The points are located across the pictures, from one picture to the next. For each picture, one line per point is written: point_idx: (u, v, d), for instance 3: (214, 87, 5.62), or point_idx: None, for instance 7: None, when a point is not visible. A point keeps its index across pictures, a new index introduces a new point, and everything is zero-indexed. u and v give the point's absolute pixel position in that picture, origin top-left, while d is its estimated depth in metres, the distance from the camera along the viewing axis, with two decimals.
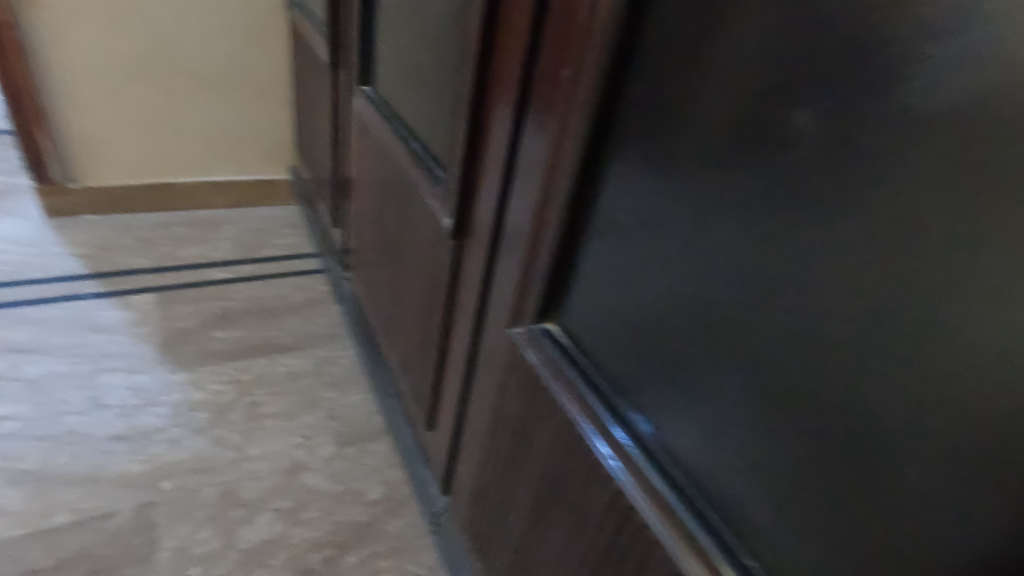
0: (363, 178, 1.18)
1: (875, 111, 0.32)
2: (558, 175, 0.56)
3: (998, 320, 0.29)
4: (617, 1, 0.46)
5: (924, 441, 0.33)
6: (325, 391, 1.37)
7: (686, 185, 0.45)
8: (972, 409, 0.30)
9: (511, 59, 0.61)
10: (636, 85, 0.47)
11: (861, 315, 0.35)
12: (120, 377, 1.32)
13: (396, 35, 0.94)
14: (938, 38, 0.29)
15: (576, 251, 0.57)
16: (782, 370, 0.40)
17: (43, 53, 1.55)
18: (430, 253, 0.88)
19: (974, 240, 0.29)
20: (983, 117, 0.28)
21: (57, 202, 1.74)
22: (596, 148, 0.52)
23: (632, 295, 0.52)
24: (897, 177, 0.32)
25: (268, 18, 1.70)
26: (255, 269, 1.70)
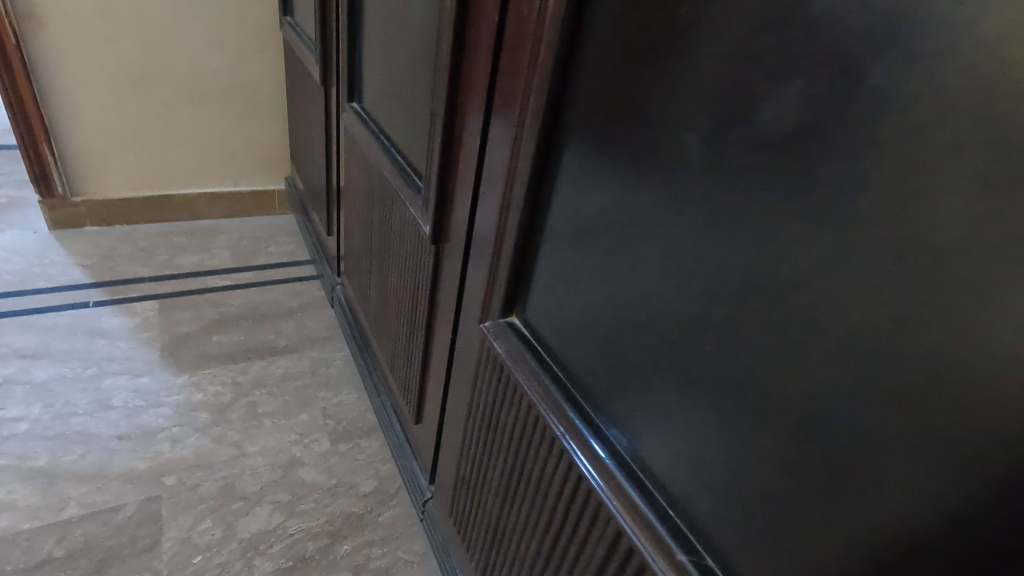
0: (352, 188, 1.25)
1: (742, 137, 0.39)
2: (514, 186, 0.63)
3: (903, 344, 0.33)
4: (553, 37, 0.54)
5: (846, 450, 0.36)
6: (319, 390, 1.43)
7: (614, 195, 0.52)
8: (884, 422, 0.34)
9: (475, 83, 0.69)
10: (573, 109, 0.55)
11: (789, 337, 0.39)
12: (124, 380, 1.39)
13: (379, 57, 1.02)
14: (779, 79, 0.37)
15: (533, 254, 0.65)
16: (694, 354, 0.47)
17: (46, 73, 1.62)
18: (413, 258, 0.95)
19: (883, 274, 0.33)
20: (874, 164, 0.32)
21: (61, 214, 1.81)
22: (545, 164, 0.59)
23: (580, 292, 0.59)
24: (816, 216, 0.36)
25: (262, 35, 1.78)
26: (252, 276, 1.78)
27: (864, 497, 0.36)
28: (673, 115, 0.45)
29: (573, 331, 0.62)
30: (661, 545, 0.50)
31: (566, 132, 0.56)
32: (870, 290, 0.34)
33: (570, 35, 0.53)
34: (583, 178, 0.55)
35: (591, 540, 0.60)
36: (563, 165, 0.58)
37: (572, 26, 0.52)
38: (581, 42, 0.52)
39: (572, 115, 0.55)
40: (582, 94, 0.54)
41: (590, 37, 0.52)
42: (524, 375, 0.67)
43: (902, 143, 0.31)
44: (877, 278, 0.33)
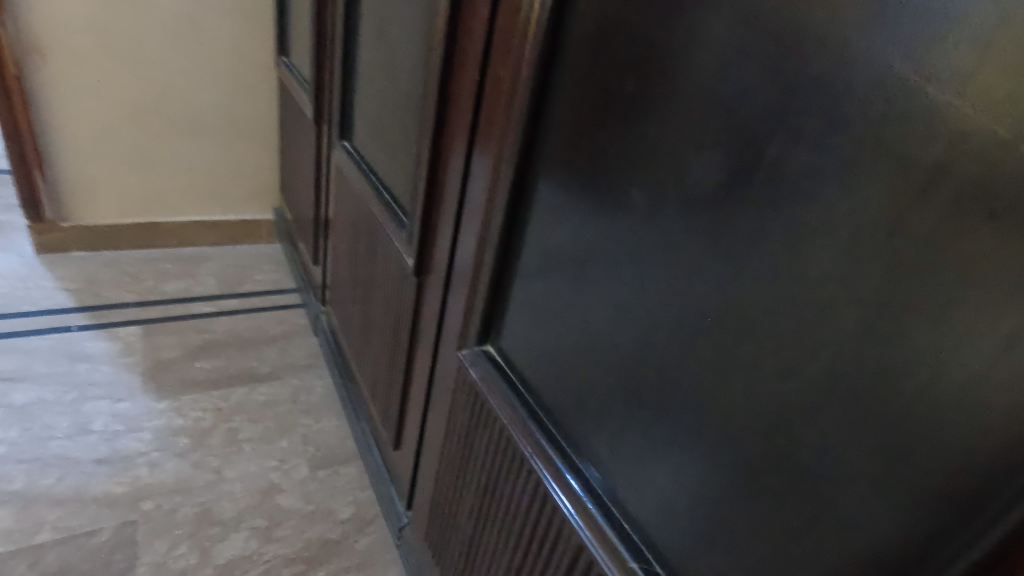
0: (340, 220, 1.31)
1: (679, 190, 0.46)
2: (491, 224, 0.69)
3: (832, 376, 0.37)
4: (522, 97, 0.60)
5: (789, 473, 0.40)
6: (301, 417, 1.46)
7: (577, 235, 0.58)
8: (818, 445, 0.38)
9: (456, 131, 0.76)
10: (541, 158, 0.62)
11: (733, 372, 0.44)
12: (104, 404, 1.40)
13: (369, 99, 1.09)
14: (705, 143, 0.43)
15: (506, 287, 0.71)
16: (645, 381, 0.52)
17: (44, 103, 1.67)
18: (396, 289, 1.01)
19: (816, 316, 0.38)
20: (801, 218, 0.38)
21: (48, 239, 1.84)
22: (517, 206, 0.66)
23: (549, 322, 0.65)
24: (755, 265, 0.41)
25: (257, 72, 1.85)
26: (237, 303, 1.81)
27: (789, 505, 0.41)
28: (623, 169, 0.51)
29: (541, 358, 0.67)
30: (618, 558, 0.55)
31: (535, 179, 0.63)
32: (804, 329, 0.38)
33: (539, 95, 0.60)
34: (549, 221, 0.62)
35: (558, 557, 0.64)
36: (532, 207, 0.64)
37: (541, 89, 0.59)
38: (548, 102, 0.59)
39: (540, 164, 0.62)
40: (549, 147, 0.60)
41: (554, 97, 0.59)
42: (497, 399, 0.72)
43: (818, 205, 0.36)
44: (814, 320, 0.38)
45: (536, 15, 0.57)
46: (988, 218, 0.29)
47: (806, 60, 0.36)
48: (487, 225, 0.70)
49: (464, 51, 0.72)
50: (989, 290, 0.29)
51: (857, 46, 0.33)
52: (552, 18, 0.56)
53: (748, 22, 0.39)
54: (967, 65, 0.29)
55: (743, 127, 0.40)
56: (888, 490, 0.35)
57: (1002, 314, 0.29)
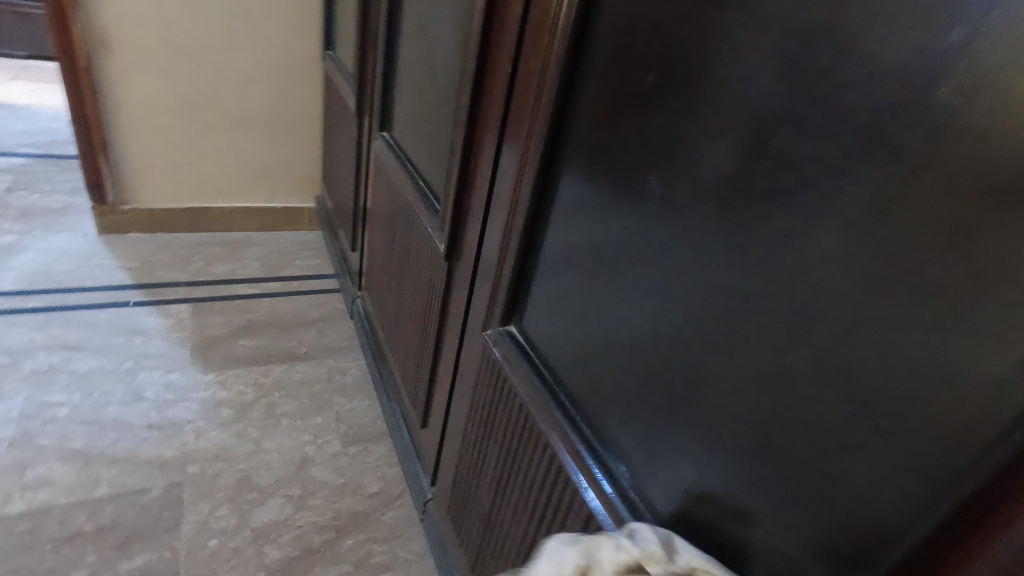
0: (377, 209, 1.37)
1: (691, 180, 0.48)
2: (517, 213, 0.73)
3: (824, 356, 0.39)
4: (550, 92, 0.64)
5: (783, 450, 0.43)
6: (335, 396, 1.53)
7: (597, 221, 0.61)
8: (809, 421, 0.41)
9: (488, 123, 0.79)
10: (565, 150, 0.65)
11: (735, 353, 0.46)
12: (157, 375, 1.50)
13: (408, 93, 1.14)
14: (714, 136, 0.46)
15: (529, 271, 0.74)
16: (656, 362, 0.55)
17: (110, 93, 1.78)
18: (427, 274, 1.06)
19: (811, 298, 0.40)
20: (802, 206, 0.40)
21: (109, 220, 1.96)
22: (542, 193, 0.69)
23: (569, 306, 0.68)
24: (758, 251, 0.43)
25: (304, 67, 1.93)
26: (278, 287, 1.90)
27: (785, 475, 0.43)
28: (639, 160, 0.54)
29: (560, 339, 0.70)
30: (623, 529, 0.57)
31: (560, 168, 0.66)
32: (801, 311, 0.41)
33: (566, 88, 0.63)
34: (572, 207, 0.65)
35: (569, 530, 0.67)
36: (557, 194, 0.67)
37: (568, 81, 0.62)
38: (573, 97, 0.62)
39: (565, 153, 0.65)
40: (573, 137, 0.63)
41: (579, 92, 0.62)
42: (518, 378, 0.75)
43: (817, 194, 0.39)
44: (810, 303, 0.40)
45: (565, 11, 0.60)
46: (972, 199, 0.31)
47: (811, 53, 0.38)
48: (514, 211, 0.73)
49: (498, 48, 0.76)
50: (969, 267, 0.31)
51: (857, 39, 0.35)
52: (580, 14, 0.59)
53: (759, 18, 0.41)
54: (957, 53, 0.31)
55: (751, 116, 0.42)
56: (879, 459, 0.36)
57: (981, 288, 0.31)
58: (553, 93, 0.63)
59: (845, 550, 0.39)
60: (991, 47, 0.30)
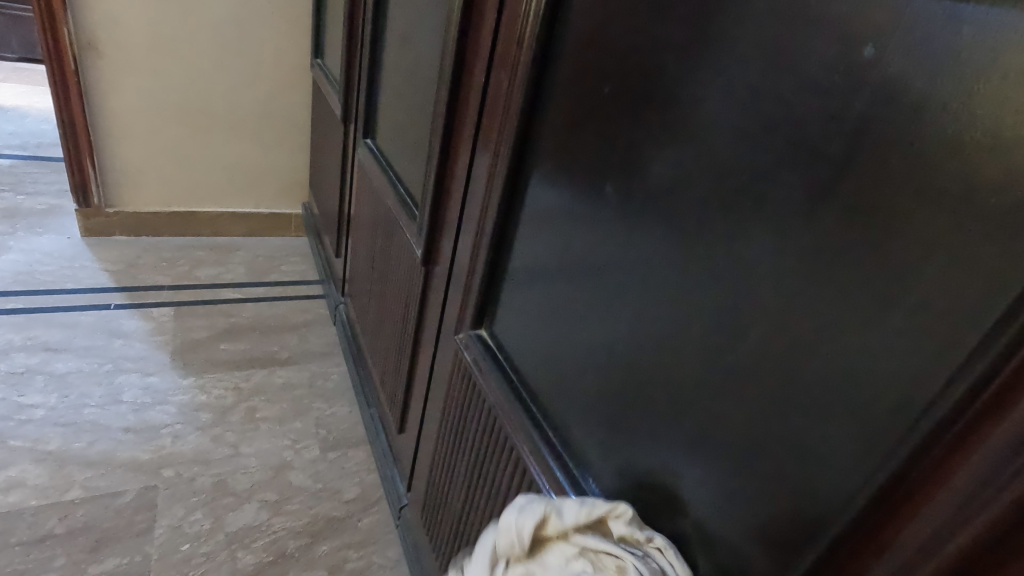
0: (360, 215, 1.38)
1: (645, 185, 0.50)
2: (488, 217, 0.74)
3: (761, 352, 0.41)
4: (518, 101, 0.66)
5: (724, 444, 0.44)
6: (315, 401, 1.53)
7: (562, 227, 0.62)
8: (748, 415, 0.42)
9: (463, 131, 0.81)
10: (533, 157, 0.67)
11: (683, 351, 0.48)
12: (136, 378, 1.49)
13: (391, 101, 1.16)
14: (666, 143, 0.48)
15: (501, 275, 0.75)
16: (613, 363, 0.56)
17: (97, 95, 1.79)
18: (405, 279, 1.07)
19: (751, 297, 0.42)
20: (742, 208, 0.42)
21: (94, 223, 1.96)
22: (512, 198, 0.70)
23: (536, 309, 0.69)
24: (704, 252, 0.45)
25: (294, 74, 1.95)
26: (263, 292, 1.90)
27: (735, 469, 0.43)
28: (599, 166, 0.56)
29: (529, 343, 0.71)
30: None
31: (529, 172, 0.67)
32: (741, 310, 0.42)
33: (534, 96, 0.64)
34: (540, 212, 0.66)
35: None
36: (526, 197, 0.69)
37: (536, 90, 0.64)
38: (540, 106, 0.64)
39: (534, 158, 0.66)
40: (541, 143, 0.65)
41: (546, 102, 0.64)
42: (487, 380, 0.76)
43: (755, 197, 0.41)
44: (750, 302, 0.42)
45: (533, 21, 0.62)
46: (888, 199, 0.33)
47: (757, 61, 0.40)
48: (486, 216, 0.75)
49: (473, 57, 0.78)
50: (886, 262, 0.33)
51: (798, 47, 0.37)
52: (548, 24, 0.61)
53: (707, 28, 0.43)
54: (878, 61, 0.33)
55: (700, 121, 0.44)
56: (821, 448, 0.37)
57: (896, 282, 0.33)
58: (521, 102, 0.65)
59: (780, 538, 0.40)
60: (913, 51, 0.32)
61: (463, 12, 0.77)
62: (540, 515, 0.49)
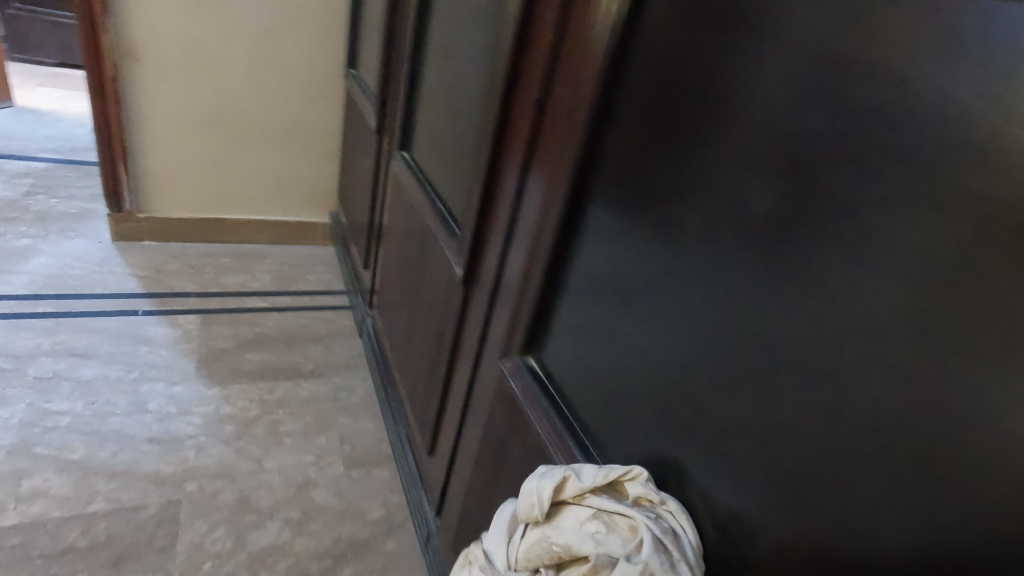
0: (393, 227, 1.36)
1: (713, 203, 0.48)
2: (542, 240, 0.70)
3: (841, 385, 0.38)
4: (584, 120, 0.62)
5: (790, 479, 0.42)
6: (340, 415, 1.50)
7: (626, 251, 0.58)
8: (822, 451, 0.39)
9: (514, 149, 0.78)
10: (596, 179, 0.63)
11: (751, 379, 0.45)
12: (161, 386, 1.47)
13: (431, 113, 1.13)
14: (741, 160, 0.45)
15: (555, 300, 0.71)
16: (678, 397, 0.52)
17: (133, 101, 1.80)
18: (442, 297, 1.03)
19: (831, 326, 0.39)
20: (824, 232, 0.39)
21: (124, 228, 1.96)
22: (571, 219, 0.66)
23: (591, 338, 0.65)
24: (778, 275, 0.43)
25: (326, 85, 1.94)
26: (289, 301, 1.89)
27: (794, 494, 0.41)
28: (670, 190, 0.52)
29: (583, 374, 0.67)
30: None
31: (591, 193, 0.64)
32: (818, 339, 0.40)
33: (602, 112, 0.61)
34: (602, 235, 0.62)
35: None
36: (588, 220, 0.65)
37: (605, 106, 0.60)
38: (607, 125, 0.61)
39: (598, 178, 0.63)
40: (609, 163, 0.61)
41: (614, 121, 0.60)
42: (534, 411, 0.72)
43: (839, 220, 0.38)
44: (830, 330, 0.39)
45: (606, 34, 0.59)
46: (1003, 233, 0.31)
47: (820, 71, 0.40)
48: (541, 237, 0.71)
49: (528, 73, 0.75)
50: (994, 301, 0.31)
51: (867, 59, 0.37)
52: (623, 38, 0.57)
53: (798, 42, 0.41)
54: (999, 86, 0.31)
55: (783, 138, 0.42)
56: (894, 477, 0.35)
57: (1005, 323, 0.30)
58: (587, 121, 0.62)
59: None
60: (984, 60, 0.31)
61: (520, 26, 0.73)
62: (557, 478, 0.54)
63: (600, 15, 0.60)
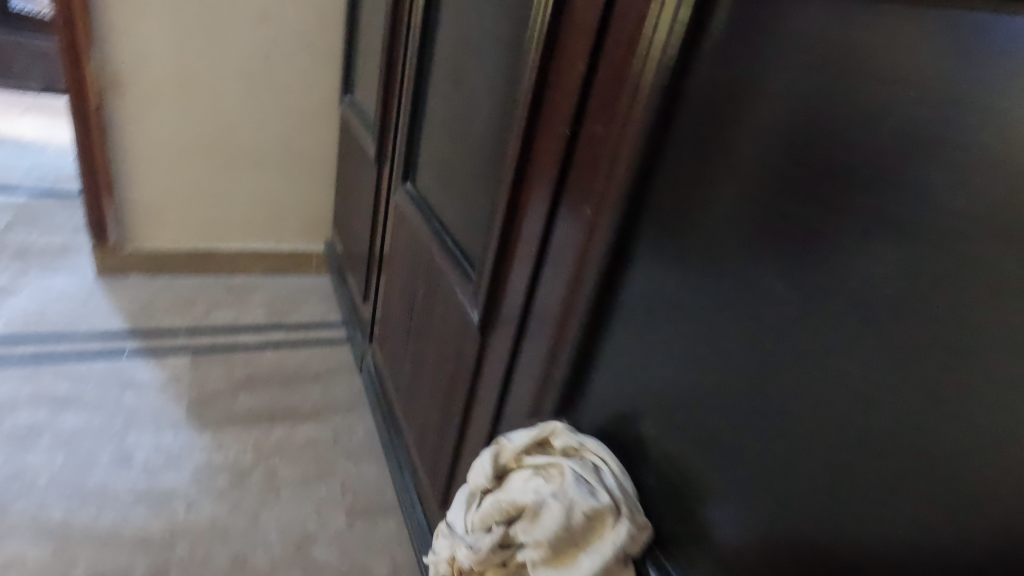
0: (396, 262, 1.28)
1: (742, 216, 0.47)
2: (580, 288, 0.63)
3: (873, 380, 0.39)
4: (632, 157, 0.55)
5: (829, 482, 0.41)
6: (340, 460, 1.41)
7: (690, 300, 0.52)
8: (859, 450, 0.39)
9: (538, 186, 0.71)
10: (646, 221, 0.56)
11: (780, 387, 0.44)
12: (148, 435, 1.38)
13: (436, 143, 1.07)
14: (766, 170, 0.45)
15: (596, 349, 0.64)
16: (746, 451, 0.47)
17: (120, 132, 1.73)
18: (454, 341, 0.96)
19: (856, 323, 0.40)
20: (847, 232, 0.40)
21: (110, 262, 1.88)
22: (616, 263, 0.60)
23: (643, 398, 0.58)
24: (803, 279, 0.43)
25: (321, 111, 1.88)
26: (284, 336, 1.80)
27: (836, 498, 0.41)
28: (748, 231, 0.47)
29: (632, 439, 0.60)
30: None
31: (639, 236, 0.57)
32: (846, 338, 0.40)
33: (651, 146, 0.54)
34: (657, 282, 0.55)
35: None
36: (637, 265, 0.58)
37: (655, 140, 0.54)
38: (660, 162, 0.54)
39: (648, 220, 0.56)
40: (661, 203, 0.54)
41: (668, 157, 0.54)
42: None
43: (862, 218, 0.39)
44: (857, 327, 0.40)
45: (657, 61, 0.52)
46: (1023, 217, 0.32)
47: (826, 83, 0.41)
48: (580, 282, 0.63)
49: (553, 104, 0.68)
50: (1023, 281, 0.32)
51: (881, 73, 0.38)
52: (677, 66, 0.52)
53: (813, 51, 0.42)
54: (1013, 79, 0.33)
55: (803, 145, 0.43)
56: (938, 464, 0.36)
57: None
58: (637, 158, 0.55)
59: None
60: (976, 85, 0.34)
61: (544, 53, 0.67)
62: (495, 447, 0.66)
63: (649, 41, 0.53)
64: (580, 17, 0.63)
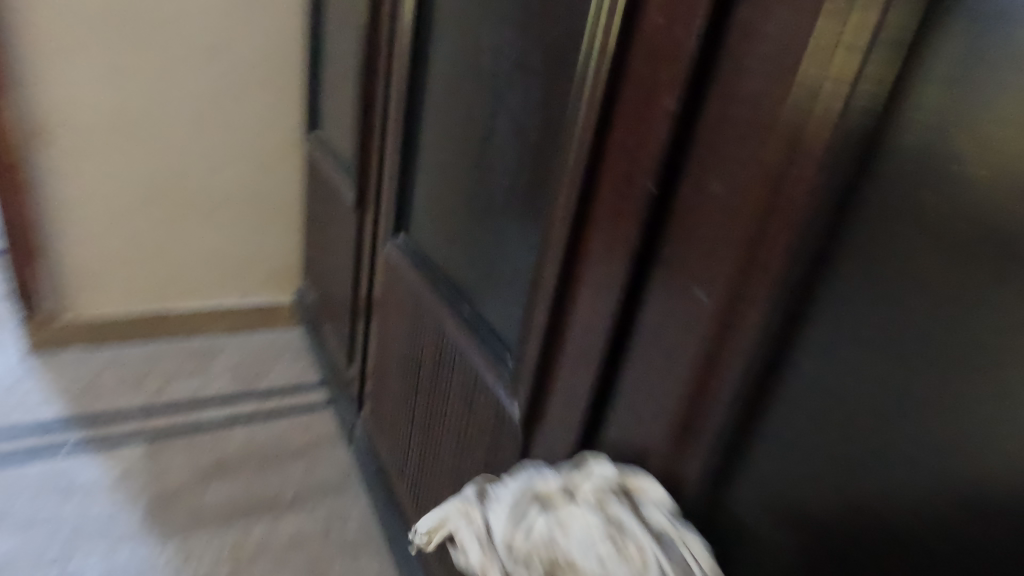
0: (390, 324, 1.10)
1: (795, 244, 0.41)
2: (710, 393, 0.48)
3: (965, 398, 0.36)
4: (813, 222, 0.41)
5: (932, 522, 0.37)
6: (333, 559, 1.20)
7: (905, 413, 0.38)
8: (964, 478, 0.36)
9: (607, 255, 0.54)
10: (820, 305, 0.42)
11: (863, 419, 0.40)
12: (97, 555, 1.15)
13: (435, 190, 0.90)
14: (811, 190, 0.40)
15: (733, 465, 0.49)
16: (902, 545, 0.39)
17: (48, 188, 1.49)
18: (479, 431, 0.79)
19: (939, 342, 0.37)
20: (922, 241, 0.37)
21: (43, 336, 1.61)
22: (770, 367, 0.45)
23: (823, 536, 0.43)
24: (886, 304, 0.39)
25: (282, 149, 1.68)
26: (256, 406, 1.58)
27: (948, 544, 0.37)
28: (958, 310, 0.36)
29: (764, 562, 0.47)
30: None
31: (809, 335, 0.43)
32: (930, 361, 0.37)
33: (831, 216, 0.41)
34: (844, 388, 0.41)
35: None
36: (805, 373, 0.44)
37: (835, 213, 0.41)
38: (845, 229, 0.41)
39: (823, 315, 0.42)
40: (849, 295, 0.41)
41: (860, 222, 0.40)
42: None
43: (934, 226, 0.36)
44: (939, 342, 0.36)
45: (837, 110, 0.38)
46: None
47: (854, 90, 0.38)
48: (710, 394, 0.48)
49: (618, 148, 0.52)
50: None
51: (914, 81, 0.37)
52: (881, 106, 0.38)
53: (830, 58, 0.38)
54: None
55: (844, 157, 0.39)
56: None
57: None
58: (818, 223, 0.41)
59: None
60: (960, 45, 0.35)
61: (608, 84, 0.51)
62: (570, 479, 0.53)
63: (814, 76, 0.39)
64: (663, 41, 0.47)
